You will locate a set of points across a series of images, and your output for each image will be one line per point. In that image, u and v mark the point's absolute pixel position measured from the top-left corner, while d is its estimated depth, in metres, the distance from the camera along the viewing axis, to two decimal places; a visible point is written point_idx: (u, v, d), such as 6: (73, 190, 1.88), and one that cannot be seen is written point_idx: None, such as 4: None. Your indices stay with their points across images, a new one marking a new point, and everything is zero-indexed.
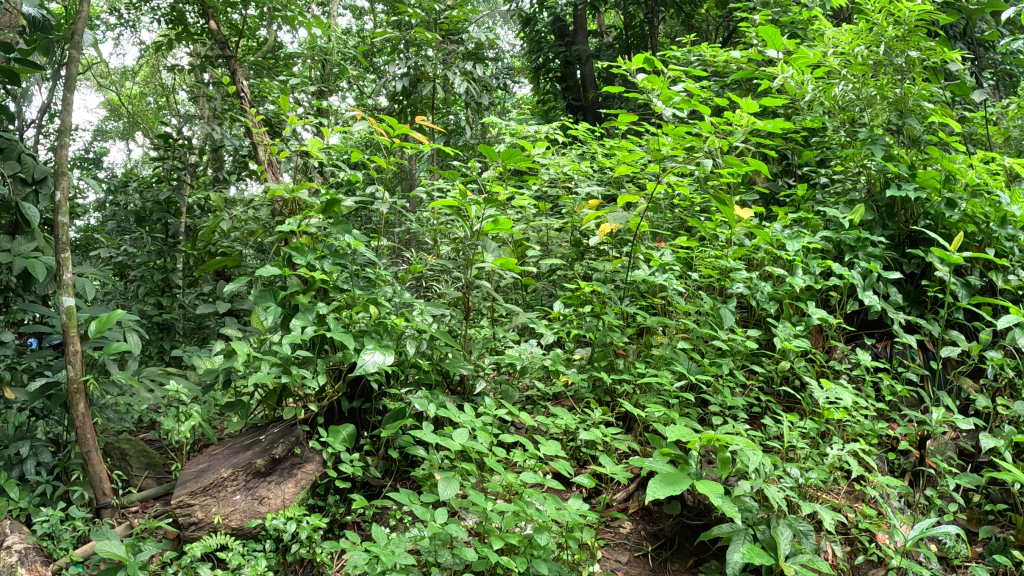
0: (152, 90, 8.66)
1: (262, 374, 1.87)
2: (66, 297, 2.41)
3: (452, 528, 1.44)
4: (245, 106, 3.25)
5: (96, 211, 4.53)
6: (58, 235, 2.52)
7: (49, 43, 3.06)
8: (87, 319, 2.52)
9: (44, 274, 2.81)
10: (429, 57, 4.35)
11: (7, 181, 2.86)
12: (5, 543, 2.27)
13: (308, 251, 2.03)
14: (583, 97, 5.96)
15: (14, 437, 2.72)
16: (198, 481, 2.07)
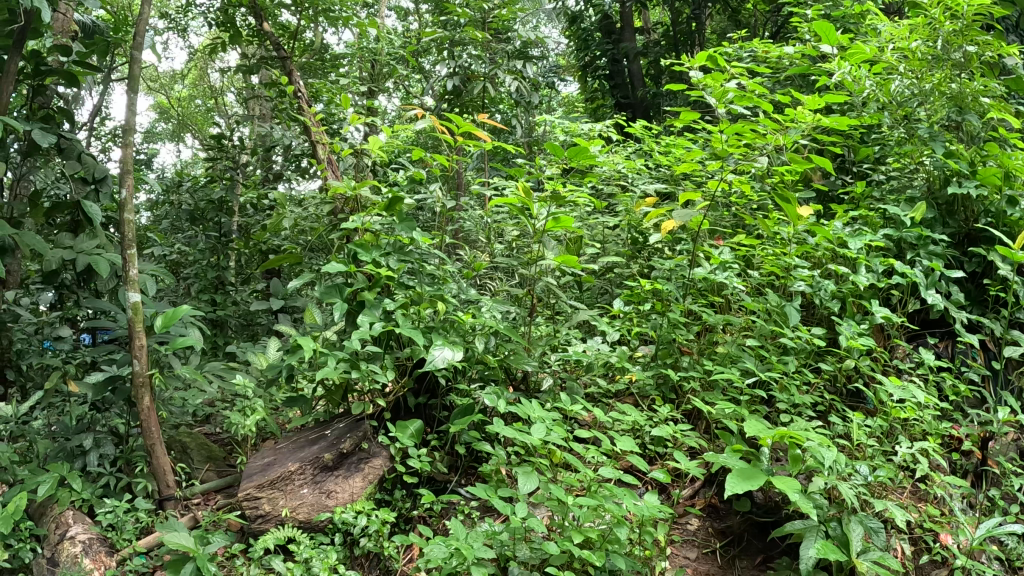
0: (199, 94, 8.83)
1: (330, 370, 1.88)
2: (132, 293, 2.48)
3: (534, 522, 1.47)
4: (305, 106, 3.29)
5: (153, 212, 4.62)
6: (124, 233, 2.59)
7: (107, 44, 3.21)
8: (153, 315, 2.59)
9: (108, 270, 2.90)
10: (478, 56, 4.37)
11: (69, 181, 3.01)
12: (69, 533, 2.41)
13: (372, 248, 2.04)
14: (631, 95, 5.93)
15: (76, 430, 2.84)
16: (265, 474, 2.12)
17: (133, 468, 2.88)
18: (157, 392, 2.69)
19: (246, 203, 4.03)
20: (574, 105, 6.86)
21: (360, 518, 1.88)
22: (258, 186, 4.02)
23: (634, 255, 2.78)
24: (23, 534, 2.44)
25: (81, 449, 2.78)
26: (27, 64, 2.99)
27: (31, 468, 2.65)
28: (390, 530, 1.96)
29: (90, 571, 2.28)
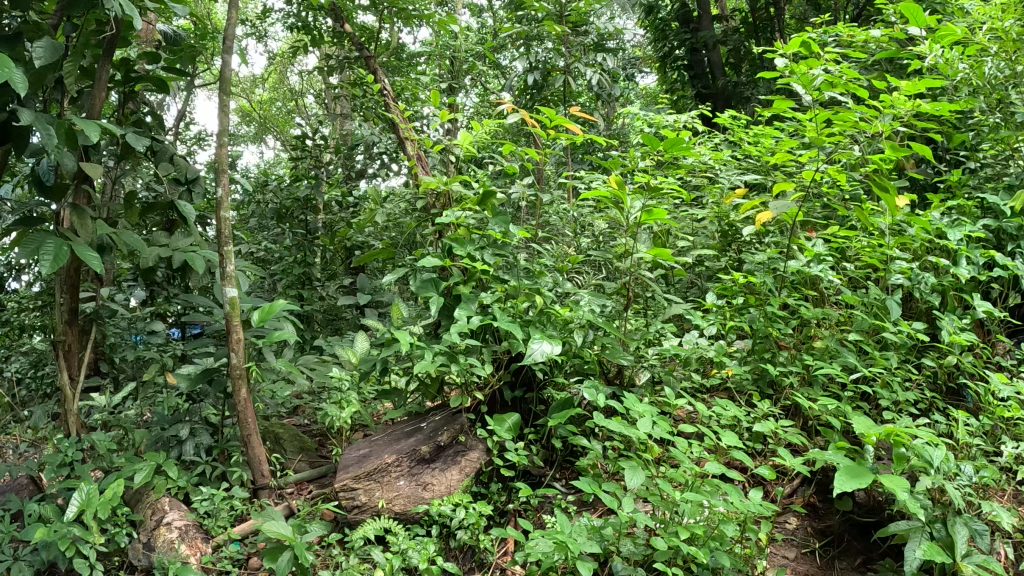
0: (284, 96, 9.10)
1: (428, 364, 1.94)
2: (229, 289, 2.58)
3: (641, 518, 1.64)
4: (391, 103, 3.36)
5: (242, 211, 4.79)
6: (221, 230, 2.67)
7: (194, 49, 3.34)
8: (249, 309, 2.68)
9: (204, 266, 2.99)
10: (555, 50, 4.38)
11: (164, 181, 3.12)
12: (167, 519, 2.50)
13: (467, 242, 2.09)
14: (712, 85, 5.85)
15: (172, 420, 2.97)
16: (361, 466, 2.21)
17: (228, 457, 3.00)
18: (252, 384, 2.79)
19: (331, 202, 4.11)
20: (654, 97, 6.81)
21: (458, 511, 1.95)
22: (342, 184, 4.12)
23: (724, 248, 2.81)
24: (119, 519, 2.52)
25: (177, 439, 2.91)
26: (116, 72, 3.08)
27: (129, 456, 2.78)
28: (487, 522, 2.03)
29: (187, 555, 2.37)
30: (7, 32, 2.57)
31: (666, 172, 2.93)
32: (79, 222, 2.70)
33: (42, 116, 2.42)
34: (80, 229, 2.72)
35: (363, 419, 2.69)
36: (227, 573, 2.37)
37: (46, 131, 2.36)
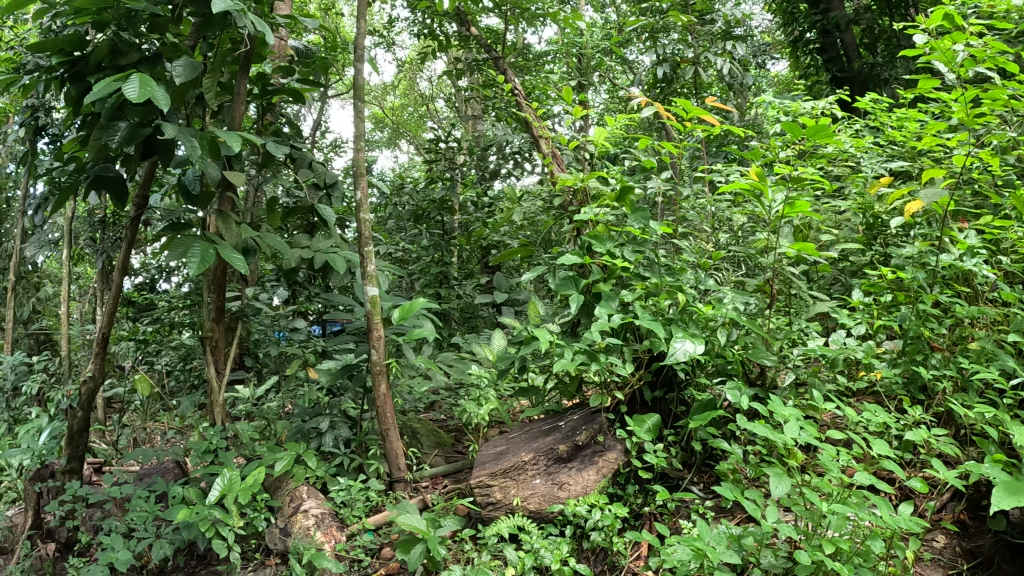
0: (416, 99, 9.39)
1: (569, 361, 2.03)
2: (370, 288, 2.71)
3: (783, 529, 1.62)
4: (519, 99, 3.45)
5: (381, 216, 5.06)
6: (360, 231, 2.79)
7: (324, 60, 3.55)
8: (389, 307, 2.81)
9: (344, 266, 3.13)
10: (682, 40, 4.33)
11: (305, 187, 3.29)
12: (306, 507, 2.68)
13: (607, 239, 2.16)
14: (848, 68, 5.60)
15: (313, 413, 3.14)
16: (499, 463, 2.35)
17: (366, 450, 3.14)
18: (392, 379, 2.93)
19: (465, 202, 4.23)
20: (787, 83, 6.60)
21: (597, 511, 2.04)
22: (474, 184, 4.22)
23: (869, 241, 2.71)
24: (259, 505, 2.69)
25: (319, 431, 3.07)
26: (255, 86, 3.28)
27: (271, 445, 2.97)
28: (621, 523, 2.08)
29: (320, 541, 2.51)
30: (148, 54, 2.75)
31: (806, 161, 2.84)
32: (225, 227, 2.88)
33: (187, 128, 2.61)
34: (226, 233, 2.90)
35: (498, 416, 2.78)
36: (360, 560, 2.50)
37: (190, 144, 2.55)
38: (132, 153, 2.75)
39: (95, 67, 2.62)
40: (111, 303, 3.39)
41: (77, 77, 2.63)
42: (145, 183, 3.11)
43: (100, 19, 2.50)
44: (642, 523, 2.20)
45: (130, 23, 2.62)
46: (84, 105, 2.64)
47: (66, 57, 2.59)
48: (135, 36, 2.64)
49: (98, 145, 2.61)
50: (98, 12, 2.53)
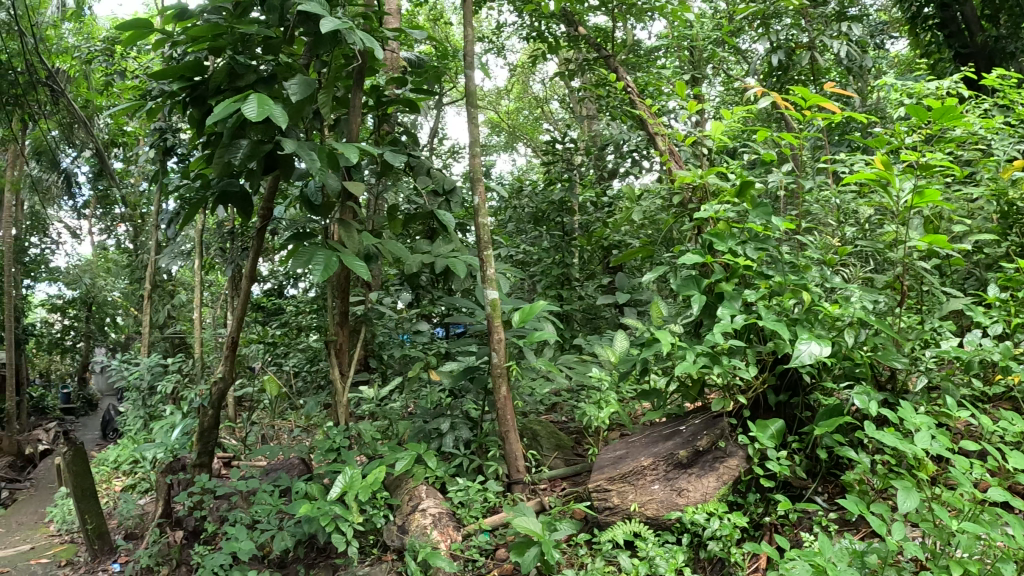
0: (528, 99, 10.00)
1: (691, 364, 2.12)
2: (489, 291, 2.87)
3: (909, 543, 1.66)
4: (636, 96, 3.71)
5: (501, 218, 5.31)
6: (480, 236, 2.92)
7: (433, 69, 3.96)
8: (511, 310, 2.94)
9: (465, 270, 3.26)
10: (796, 26, 4.41)
11: (424, 194, 3.65)
12: (426, 506, 2.89)
13: (728, 239, 2.29)
14: (971, 43, 5.48)
15: (436, 413, 3.41)
16: (618, 469, 2.50)
17: (485, 450, 3.34)
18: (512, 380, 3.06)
19: (585, 203, 4.42)
20: (907, 63, 6.54)
21: (712, 521, 2.11)
22: (592, 184, 4.42)
23: (1005, 231, 2.70)
24: (380, 503, 2.98)
25: (440, 432, 3.30)
26: (370, 98, 3.65)
27: (394, 445, 3.20)
28: (739, 534, 2.14)
29: (437, 540, 2.71)
30: (264, 73, 3.23)
31: (935, 146, 2.84)
32: (346, 234, 3.09)
33: (304, 140, 2.90)
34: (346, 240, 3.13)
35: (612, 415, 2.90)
36: (474, 561, 2.67)
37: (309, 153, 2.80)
38: (255, 169, 3.15)
39: (215, 89, 3.15)
40: (238, 311, 4.05)
41: (198, 100, 3.21)
42: (270, 196, 3.61)
43: (214, 46, 3.01)
44: (759, 533, 2.25)
45: (244, 48, 3.12)
46: (206, 124, 3.19)
47: (188, 83, 3.19)
48: (251, 60, 3.15)
49: (223, 163, 3.02)
50: (214, 39, 3.03)
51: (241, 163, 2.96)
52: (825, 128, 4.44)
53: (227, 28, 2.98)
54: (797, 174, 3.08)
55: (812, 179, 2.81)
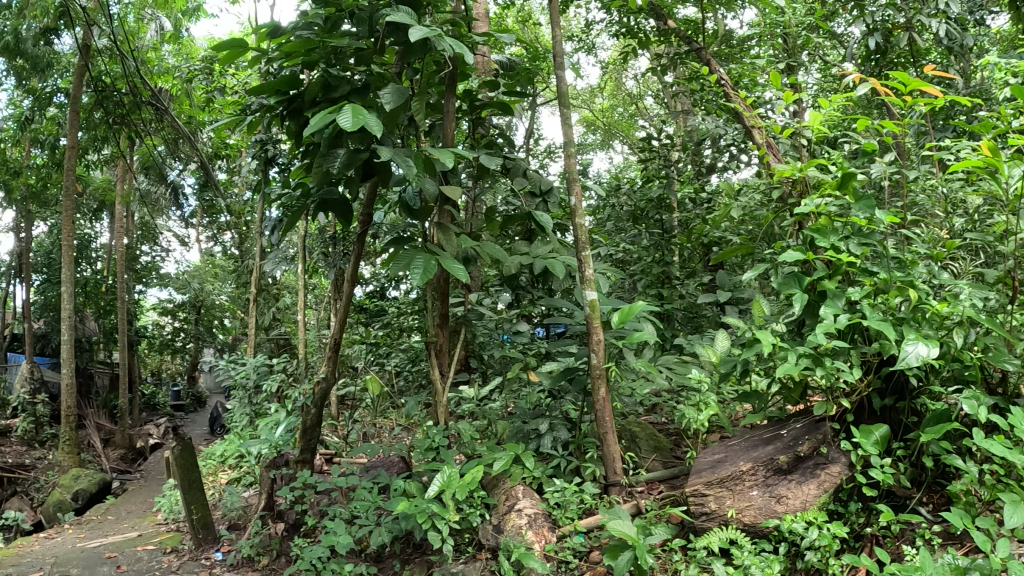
0: (635, 103, 15.16)
1: (795, 364, 2.94)
2: (588, 294, 3.98)
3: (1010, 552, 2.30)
4: (728, 89, 5.80)
5: (642, 227, 6.51)
6: (578, 238, 4.09)
7: (522, 78, 5.49)
8: (607, 312, 4.10)
9: (565, 264, 4.52)
10: (893, 9, 5.72)
11: (520, 196, 5.28)
12: (525, 506, 4.00)
13: (831, 236, 3.17)
14: None
15: (539, 410, 4.56)
16: (718, 474, 3.39)
17: (583, 449, 4.41)
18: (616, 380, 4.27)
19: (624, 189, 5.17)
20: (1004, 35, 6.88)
21: (812, 531, 2.94)
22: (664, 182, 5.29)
23: None
24: (476, 503, 4.15)
25: (540, 430, 4.45)
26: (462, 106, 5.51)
27: (489, 446, 4.43)
28: (838, 544, 2.96)
29: (532, 540, 3.79)
30: (362, 78, 4.57)
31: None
32: (448, 238, 4.50)
33: (402, 149, 4.19)
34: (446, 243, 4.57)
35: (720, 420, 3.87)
36: (567, 562, 3.70)
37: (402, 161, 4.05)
38: (356, 172, 4.58)
39: (313, 95, 4.57)
40: (337, 320, 5.82)
41: (296, 106, 4.63)
42: (365, 205, 5.42)
43: (307, 58, 4.48)
44: (860, 545, 3.08)
45: (336, 59, 4.59)
46: (302, 127, 4.59)
47: (284, 89, 4.58)
48: (343, 68, 4.55)
49: (322, 160, 4.31)
50: (307, 54, 4.50)
51: (337, 169, 4.33)
52: (923, 117, 5.33)
53: (318, 43, 4.44)
54: (908, 165, 4.05)
55: (924, 172, 3.66)
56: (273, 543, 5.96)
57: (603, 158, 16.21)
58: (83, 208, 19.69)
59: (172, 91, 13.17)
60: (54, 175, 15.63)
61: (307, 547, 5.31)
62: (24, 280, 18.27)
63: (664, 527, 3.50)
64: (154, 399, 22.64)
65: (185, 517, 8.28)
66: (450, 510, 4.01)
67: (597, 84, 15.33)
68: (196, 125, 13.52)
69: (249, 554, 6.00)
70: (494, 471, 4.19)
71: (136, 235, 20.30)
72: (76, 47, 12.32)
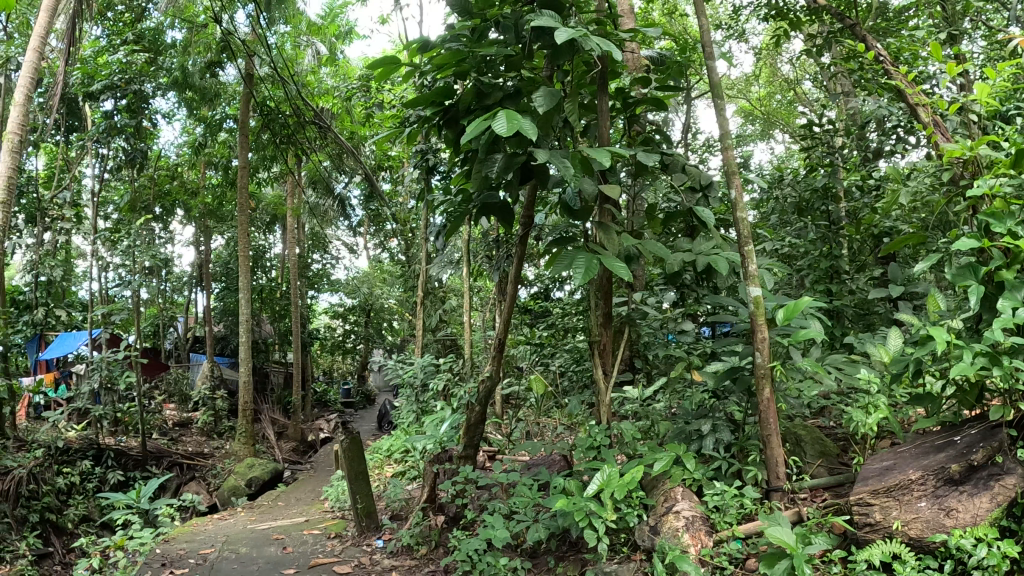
0: (787, 90, 15.37)
1: (968, 362, 3.26)
2: (753, 291, 4.27)
3: None
4: (887, 66, 6.21)
5: (809, 220, 6.70)
6: (741, 235, 4.36)
7: (674, 67, 5.82)
8: (773, 310, 4.31)
9: (723, 262, 4.72)
10: None
11: (683, 192, 5.55)
12: (683, 508, 4.15)
13: (1003, 223, 3.52)
14: None
15: (700, 411, 4.82)
16: (883, 484, 3.55)
17: (744, 452, 4.60)
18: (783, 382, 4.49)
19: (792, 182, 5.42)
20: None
21: (980, 549, 3.02)
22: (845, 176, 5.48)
23: None
24: (632, 503, 4.38)
25: (698, 432, 4.69)
26: (618, 105, 5.91)
27: (650, 449, 4.63)
28: (1007, 564, 3.01)
29: (687, 543, 3.93)
30: (511, 87, 5.03)
31: None
32: (610, 240, 4.84)
33: (559, 152, 4.51)
34: (607, 242, 4.87)
35: (892, 425, 4.10)
36: (721, 568, 3.83)
37: (557, 162, 4.37)
38: (515, 179, 4.99)
39: (466, 109, 5.05)
40: (502, 316, 6.22)
41: (451, 119, 5.13)
42: (529, 208, 5.85)
43: (457, 71, 4.93)
44: None
45: (486, 71, 5.04)
46: (463, 135, 5.01)
47: (441, 104, 5.08)
48: (493, 78, 5.02)
49: (481, 172, 4.80)
50: (458, 68, 4.96)
51: (497, 173, 4.75)
52: None
53: (466, 53, 4.87)
54: None
55: None
56: (433, 534, 6.44)
57: (762, 149, 16.48)
58: (260, 222, 21.98)
59: (335, 110, 14.60)
60: (229, 191, 18.97)
61: (463, 539, 5.75)
62: (207, 285, 20.63)
63: (824, 538, 3.56)
64: (325, 396, 24.38)
65: (347, 507, 9.00)
66: (608, 510, 4.23)
67: (748, 75, 15.55)
68: (363, 139, 15.02)
69: (409, 543, 6.51)
70: (653, 473, 4.36)
71: (307, 244, 22.24)
72: (241, 77, 15.27)
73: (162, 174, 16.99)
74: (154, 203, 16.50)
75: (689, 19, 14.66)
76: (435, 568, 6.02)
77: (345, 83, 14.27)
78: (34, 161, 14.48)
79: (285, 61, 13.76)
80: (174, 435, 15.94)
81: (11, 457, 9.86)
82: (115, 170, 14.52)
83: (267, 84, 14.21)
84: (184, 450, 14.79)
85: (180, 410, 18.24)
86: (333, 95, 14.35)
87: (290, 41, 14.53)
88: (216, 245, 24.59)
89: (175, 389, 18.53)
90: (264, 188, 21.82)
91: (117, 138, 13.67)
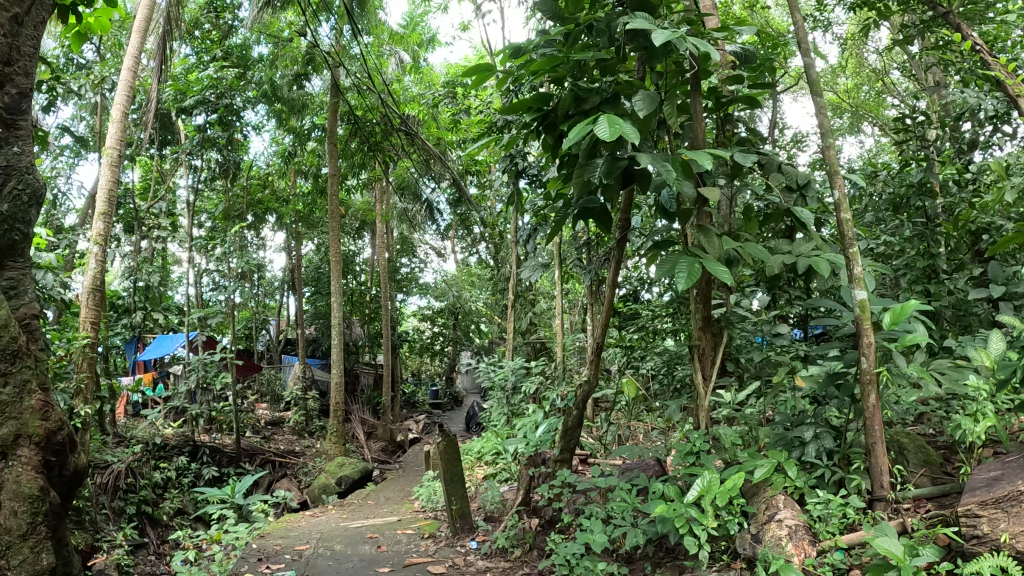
0: (875, 80, 15.02)
1: None
2: (859, 293, 4.38)
3: None
4: (983, 56, 6.17)
5: (905, 217, 6.68)
6: (845, 235, 4.46)
7: (766, 64, 5.93)
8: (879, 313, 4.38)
9: (826, 263, 4.84)
10: None
11: (782, 195, 5.66)
12: (787, 517, 4.30)
13: None
14: None
15: (802, 418, 4.94)
16: (990, 497, 3.64)
17: (847, 460, 4.70)
18: (886, 389, 4.57)
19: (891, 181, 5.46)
20: None
21: None
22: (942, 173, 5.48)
23: None
24: (733, 511, 4.53)
25: (801, 439, 4.81)
26: (712, 108, 6.05)
27: (750, 457, 4.77)
28: None
29: (791, 552, 4.07)
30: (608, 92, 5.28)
31: None
32: (712, 244, 4.99)
33: (661, 155, 4.71)
34: (708, 245, 5.03)
35: (998, 433, 4.14)
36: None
37: (660, 164, 4.57)
38: (617, 185, 5.19)
39: (563, 116, 5.32)
40: (600, 323, 6.44)
41: (550, 126, 5.44)
42: (626, 214, 6.08)
43: (554, 77, 5.21)
44: None
45: (580, 75, 5.32)
46: (564, 148, 5.27)
47: (540, 111, 5.39)
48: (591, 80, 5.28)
49: (583, 178, 5.05)
50: (555, 74, 5.26)
51: (599, 177, 4.94)
52: None
53: (561, 57, 5.18)
54: None
55: None
56: (528, 536, 6.71)
57: (851, 144, 16.16)
58: (351, 227, 22.81)
59: (420, 117, 15.07)
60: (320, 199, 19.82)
61: (558, 541, 5.99)
62: (300, 289, 21.55)
63: (931, 550, 3.64)
64: (413, 397, 25.01)
65: (441, 507, 9.37)
66: (708, 516, 4.41)
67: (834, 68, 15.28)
68: (450, 146, 15.50)
69: (504, 544, 6.80)
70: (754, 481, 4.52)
71: (396, 248, 22.97)
72: (328, 88, 15.98)
73: (254, 183, 17.93)
74: (247, 212, 17.39)
75: (772, 12, 14.52)
76: (530, 570, 6.28)
77: (429, 91, 14.79)
78: (131, 173, 15.42)
79: (370, 71, 14.41)
80: (267, 434, 16.80)
81: (115, 452, 10.56)
82: (210, 181, 15.35)
83: (353, 94, 14.85)
84: (278, 448, 15.50)
85: (272, 411, 19.18)
86: (418, 102, 14.88)
87: (374, 51, 15.10)
88: (308, 250, 25.62)
89: (267, 390, 19.56)
90: (354, 195, 22.68)
91: (212, 150, 14.51)
